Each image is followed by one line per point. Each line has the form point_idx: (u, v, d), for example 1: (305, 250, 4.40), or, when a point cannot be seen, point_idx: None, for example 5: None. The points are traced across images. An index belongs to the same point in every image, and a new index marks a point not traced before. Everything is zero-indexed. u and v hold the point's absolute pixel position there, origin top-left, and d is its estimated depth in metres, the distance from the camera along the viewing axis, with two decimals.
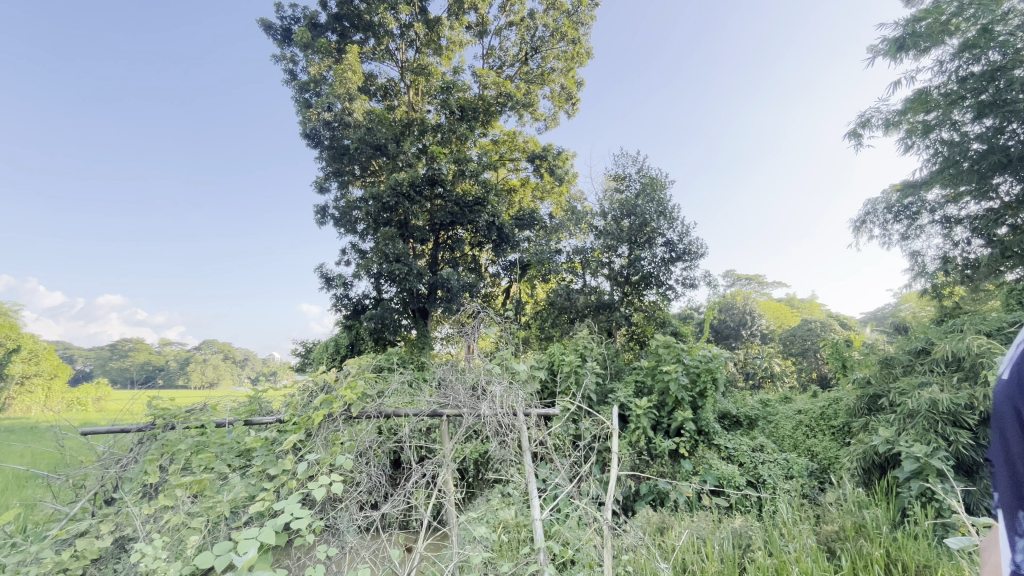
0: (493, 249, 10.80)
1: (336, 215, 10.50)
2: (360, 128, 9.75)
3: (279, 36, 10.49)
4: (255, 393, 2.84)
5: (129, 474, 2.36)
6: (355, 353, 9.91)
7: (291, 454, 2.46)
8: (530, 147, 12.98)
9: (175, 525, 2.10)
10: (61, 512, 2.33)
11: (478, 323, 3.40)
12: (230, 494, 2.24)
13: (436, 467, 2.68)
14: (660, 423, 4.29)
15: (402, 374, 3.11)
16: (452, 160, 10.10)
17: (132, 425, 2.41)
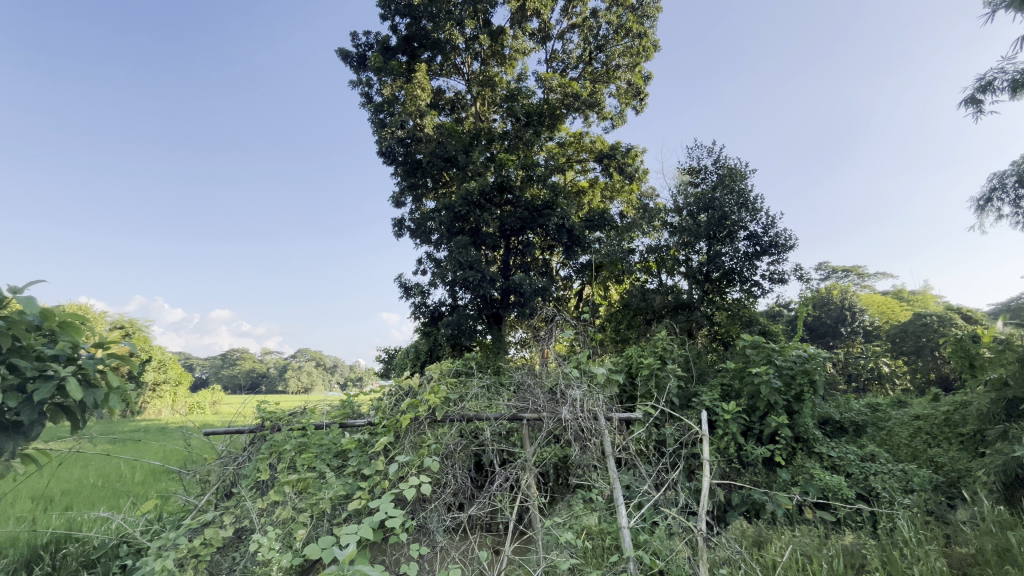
0: (564, 251, 10.74)
1: (412, 227, 11.00)
2: (432, 143, 10.17)
3: (355, 63, 11.23)
4: (348, 397, 3.03)
5: (245, 471, 2.59)
6: (434, 358, 10.24)
7: (382, 455, 2.59)
8: (598, 147, 12.80)
9: (286, 518, 2.30)
10: (192, 505, 2.61)
11: (553, 327, 3.43)
12: (330, 492, 2.40)
13: (519, 471, 2.74)
14: (752, 428, 4.00)
15: (481, 380, 3.17)
16: (520, 166, 10.24)
17: (245, 427, 2.69)
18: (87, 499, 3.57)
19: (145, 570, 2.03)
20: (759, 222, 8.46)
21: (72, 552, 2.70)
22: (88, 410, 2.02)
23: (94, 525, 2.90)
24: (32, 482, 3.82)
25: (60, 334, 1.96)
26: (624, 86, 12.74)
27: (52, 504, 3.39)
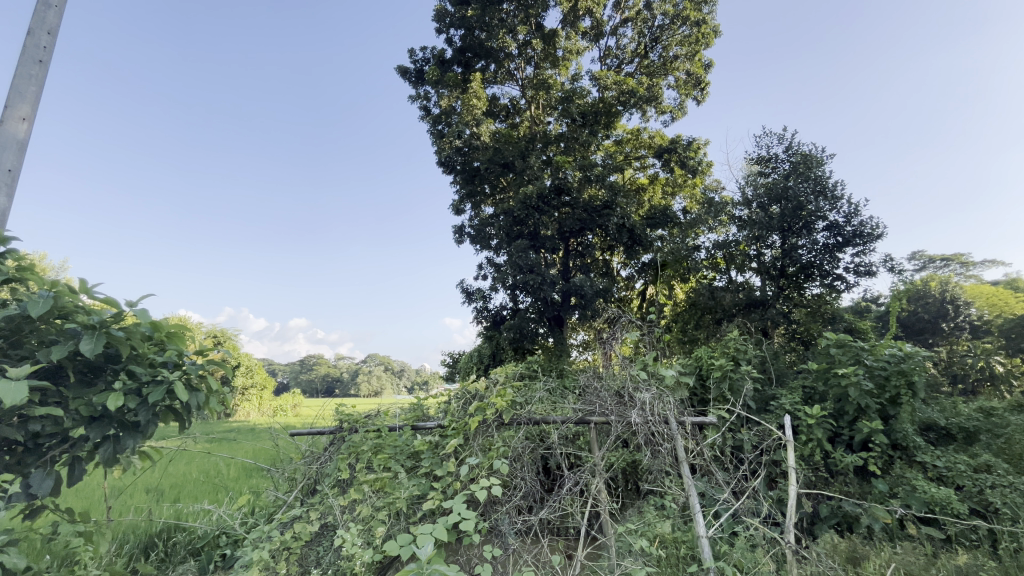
0: (625, 251, 10.55)
1: (472, 233, 11.22)
2: (489, 150, 10.34)
3: (413, 78, 11.67)
4: (418, 400, 3.13)
5: (326, 470, 2.75)
6: (497, 362, 10.34)
7: (453, 458, 2.66)
8: (657, 142, 12.43)
9: (366, 516, 2.42)
10: (281, 500, 2.80)
11: (617, 328, 3.35)
12: (405, 492, 2.50)
13: (588, 476, 2.71)
14: (840, 434, 3.69)
15: (546, 383, 3.16)
16: (577, 168, 10.12)
17: (326, 428, 2.85)
18: (191, 493, 3.95)
19: (244, 560, 2.20)
20: (840, 211, 7.82)
21: (180, 540, 3.00)
22: (192, 412, 2.24)
23: (198, 516, 3.20)
24: (146, 477, 4.28)
25: (168, 343, 2.19)
26: (683, 77, 12.28)
27: (164, 497, 3.78)
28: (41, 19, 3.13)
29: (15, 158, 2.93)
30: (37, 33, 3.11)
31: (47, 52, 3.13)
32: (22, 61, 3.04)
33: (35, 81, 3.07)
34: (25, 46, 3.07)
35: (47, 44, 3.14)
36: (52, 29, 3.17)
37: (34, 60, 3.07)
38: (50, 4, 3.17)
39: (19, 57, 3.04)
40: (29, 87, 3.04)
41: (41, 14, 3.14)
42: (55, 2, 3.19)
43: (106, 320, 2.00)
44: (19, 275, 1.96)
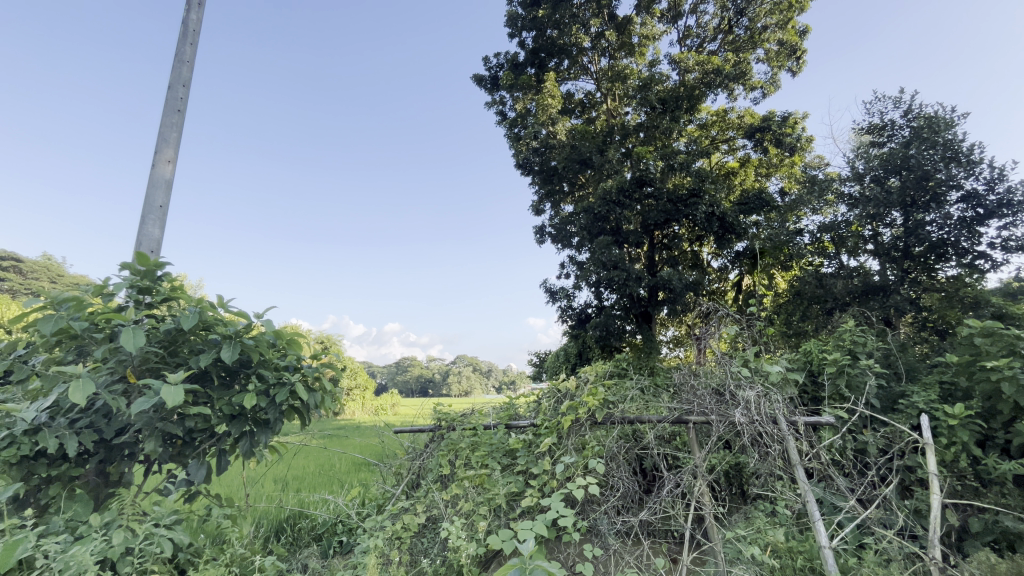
0: (716, 241, 9.97)
1: (553, 232, 11.26)
2: (566, 148, 10.26)
3: (489, 85, 11.96)
4: (510, 399, 3.19)
5: (428, 466, 2.89)
6: (584, 360, 10.26)
7: (548, 456, 2.68)
8: (747, 122, 11.58)
9: (468, 510, 2.52)
10: (390, 493, 3.00)
11: (713, 323, 3.14)
12: (502, 489, 2.58)
13: (689, 478, 2.60)
14: (992, 438, 3.18)
15: (637, 381, 3.06)
16: (659, 157, 9.71)
17: (425, 426, 3.00)
18: (311, 484, 4.38)
19: (362, 548, 2.38)
20: (979, 177, 6.70)
21: (305, 526, 3.35)
22: (311, 410, 2.49)
23: (318, 505, 3.54)
24: (274, 469, 4.81)
25: (289, 349, 2.45)
26: (774, 48, 11.33)
27: (289, 487, 4.23)
28: (177, 73, 3.66)
29: (164, 195, 3.46)
30: (175, 87, 3.64)
31: (184, 101, 3.66)
32: (165, 111, 3.58)
33: (177, 128, 3.60)
34: (167, 99, 3.61)
35: (184, 96, 3.67)
36: (186, 81, 3.70)
37: (175, 110, 3.60)
38: (183, 60, 3.70)
39: (163, 109, 3.58)
40: (172, 133, 3.57)
41: (177, 70, 3.68)
42: (188, 58, 3.72)
43: (240, 331, 2.30)
44: (173, 295, 2.31)
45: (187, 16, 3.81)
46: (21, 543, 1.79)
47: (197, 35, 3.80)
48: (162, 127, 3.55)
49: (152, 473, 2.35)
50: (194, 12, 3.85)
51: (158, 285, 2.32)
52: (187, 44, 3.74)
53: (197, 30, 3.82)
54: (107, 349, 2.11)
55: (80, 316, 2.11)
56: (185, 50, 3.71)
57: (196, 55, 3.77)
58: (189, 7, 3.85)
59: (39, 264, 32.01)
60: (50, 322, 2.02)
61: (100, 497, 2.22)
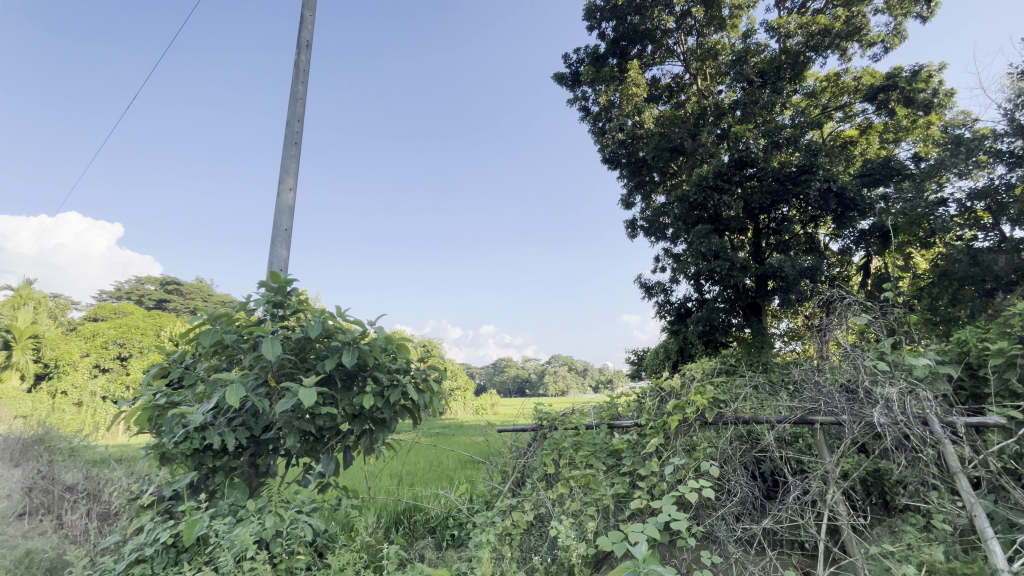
0: (834, 220, 8.95)
1: (645, 225, 10.87)
2: (654, 137, 9.83)
3: (570, 82, 11.87)
4: (610, 398, 3.12)
5: (533, 464, 2.93)
6: (686, 358, 9.78)
7: (655, 457, 2.58)
8: (865, 83, 10.25)
9: (577, 510, 2.52)
10: (497, 490, 3.07)
11: (838, 313, 2.79)
12: (609, 490, 2.54)
13: (820, 484, 2.36)
14: None
15: (751, 378, 2.83)
16: (760, 134, 8.90)
17: (528, 426, 3.04)
18: (424, 480, 4.66)
19: (476, 542, 2.45)
20: None
21: (420, 519, 3.57)
22: (421, 410, 2.66)
23: (431, 499, 3.75)
24: (392, 464, 5.20)
25: (399, 353, 2.64)
26: None
27: (404, 481, 4.54)
28: (293, 110, 4.12)
29: (288, 220, 3.90)
30: (292, 122, 4.11)
31: (300, 135, 4.11)
32: (286, 145, 4.05)
33: (295, 159, 4.05)
34: (286, 134, 4.08)
35: (300, 129, 4.12)
36: (300, 116, 4.14)
37: (293, 143, 4.06)
38: (297, 98, 4.15)
39: (284, 143, 4.05)
40: (292, 164, 4.02)
41: (293, 107, 4.14)
42: (301, 95, 4.17)
43: (357, 337, 2.52)
44: (301, 308, 2.59)
45: (298, 58, 4.27)
46: (198, 522, 2.14)
47: (307, 73, 4.24)
48: (283, 159, 4.01)
49: (292, 465, 2.67)
50: (303, 53, 4.31)
51: (289, 299, 2.62)
52: (299, 83, 4.20)
53: (306, 70, 4.27)
54: (252, 357, 2.43)
55: (230, 329, 2.46)
56: (298, 89, 4.17)
57: (307, 92, 4.21)
58: (298, 50, 4.31)
59: (195, 286, 37.87)
60: (208, 335, 2.38)
61: (253, 485, 2.56)
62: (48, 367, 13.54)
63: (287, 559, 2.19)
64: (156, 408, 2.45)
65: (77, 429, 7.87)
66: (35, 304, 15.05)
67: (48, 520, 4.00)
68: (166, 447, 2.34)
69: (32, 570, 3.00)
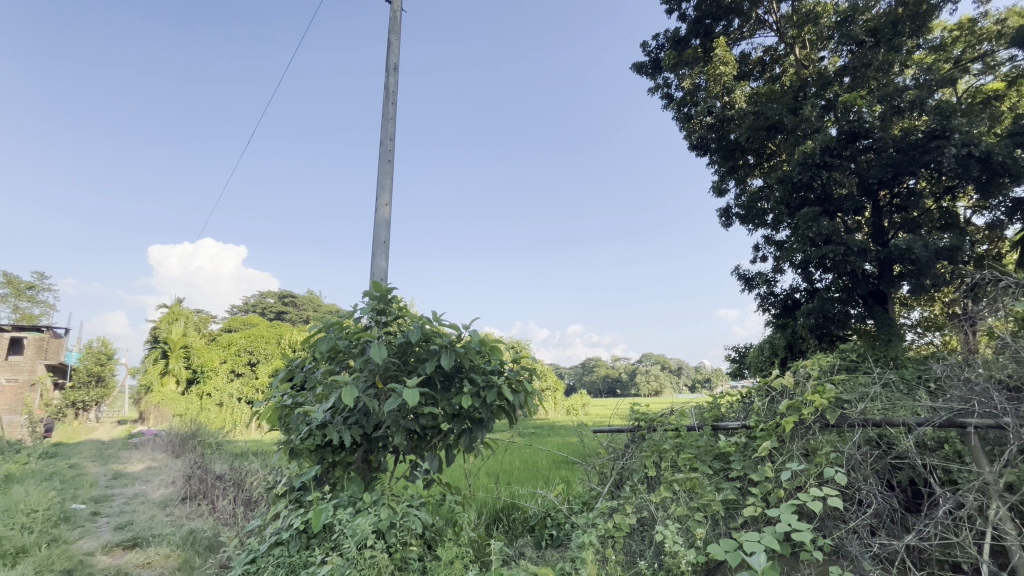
0: (977, 190, 7.70)
1: (741, 213, 10.14)
2: (747, 117, 9.14)
3: (651, 70, 11.44)
4: (712, 398, 2.94)
5: (632, 466, 2.84)
6: (796, 354, 8.93)
7: (769, 461, 2.38)
8: (1013, 25, 8.77)
9: (683, 515, 2.42)
10: (596, 492, 3.04)
11: (992, 298, 2.39)
12: (718, 495, 2.39)
13: (978, 499, 2.04)
14: None
15: (880, 375, 2.52)
16: (876, 99, 7.89)
17: (625, 426, 2.96)
18: (521, 479, 4.72)
19: (578, 543, 2.44)
20: None
21: (519, 517, 3.62)
22: (517, 410, 2.72)
23: (529, 499, 3.78)
24: (489, 463, 5.34)
25: (494, 355, 2.71)
26: None
27: (502, 480, 4.65)
28: (385, 130, 4.42)
29: (386, 232, 4.18)
30: (385, 141, 4.40)
31: (392, 152, 4.39)
32: (380, 163, 4.35)
33: (389, 175, 4.33)
34: (380, 153, 4.38)
35: (392, 147, 4.41)
36: (391, 134, 4.43)
37: (386, 160, 4.35)
38: (388, 118, 4.44)
39: (378, 161, 4.36)
40: (387, 180, 4.31)
41: (384, 127, 4.43)
42: (391, 115, 4.46)
43: (454, 341, 2.63)
44: (401, 315, 2.76)
45: (387, 81, 4.57)
46: (324, 511, 2.36)
47: (395, 94, 4.53)
48: (379, 176, 4.32)
49: (400, 461, 2.85)
50: (392, 76, 4.60)
51: (390, 306, 2.81)
52: (389, 104, 4.49)
53: (395, 91, 4.56)
54: (361, 361, 2.63)
55: (342, 335, 2.69)
56: (388, 109, 4.46)
57: (396, 111, 4.49)
58: (387, 73, 4.62)
59: (308, 298, 41.92)
60: (324, 341, 2.63)
61: (367, 479, 2.77)
62: (197, 373, 15.76)
63: (401, 549, 2.34)
64: (285, 407, 2.76)
65: (221, 427, 9.05)
66: (186, 319, 17.62)
67: (204, 505, 4.66)
68: (296, 443, 2.62)
69: (196, 547, 3.58)
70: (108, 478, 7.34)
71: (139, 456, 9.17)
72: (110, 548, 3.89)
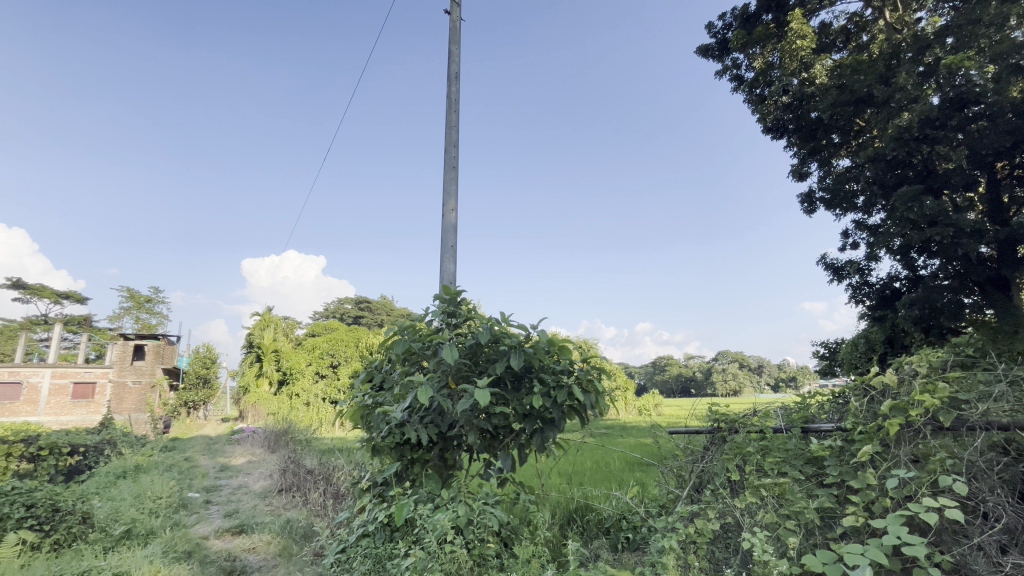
0: None
1: (826, 197, 9.35)
2: (830, 92, 8.41)
3: (717, 52, 10.87)
4: (801, 398, 2.73)
5: (713, 469, 2.71)
6: (898, 349, 8.07)
7: (870, 467, 2.17)
8: None
9: (773, 522, 2.27)
10: (675, 495, 2.93)
11: None
12: (813, 503, 2.22)
13: None
14: None
15: (1005, 372, 2.21)
16: (986, 58, 6.95)
17: (703, 427, 2.82)
18: (594, 480, 4.66)
19: (658, 547, 2.37)
20: None
21: (593, 519, 3.58)
22: (588, 410, 2.69)
23: (603, 501, 3.73)
24: (561, 463, 5.32)
25: (562, 355, 2.72)
26: None
27: (573, 480, 4.63)
28: (449, 138, 4.55)
29: (452, 236, 4.30)
30: (449, 148, 4.53)
31: (456, 158, 4.51)
32: (445, 170, 4.49)
33: (454, 181, 4.45)
34: (445, 160, 4.52)
35: (456, 153, 4.52)
36: (455, 141, 4.55)
37: (451, 167, 4.48)
38: (451, 125, 4.57)
39: (444, 168, 4.49)
40: (452, 186, 4.43)
41: (448, 135, 4.56)
42: (454, 123, 4.58)
43: (522, 341, 2.65)
44: (470, 317, 2.82)
45: (450, 90, 4.71)
46: (405, 506, 2.48)
47: (458, 102, 4.65)
48: (445, 183, 4.45)
49: (474, 460, 2.91)
50: (453, 84, 4.73)
51: (459, 308, 2.90)
52: (452, 113, 4.61)
53: (457, 98, 4.68)
54: (434, 362, 2.72)
55: (415, 338, 2.80)
56: (451, 117, 4.59)
57: (459, 118, 4.61)
58: (449, 82, 4.75)
59: (382, 303, 44.06)
60: (399, 343, 2.76)
61: (443, 476, 2.87)
62: (287, 375, 17.09)
63: (478, 546, 2.40)
64: (366, 407, 2.92)
65: (310, 425, 9.76)
66: (276, 325, 19.18)
67: (298, 496, 5.05)
68: (377, 441, 2.77)
69: (293, 535, 3.89)
70: (217, 470, 8.17)
71: (241, 451, 10.10)
72: (221, 533, 4.33)
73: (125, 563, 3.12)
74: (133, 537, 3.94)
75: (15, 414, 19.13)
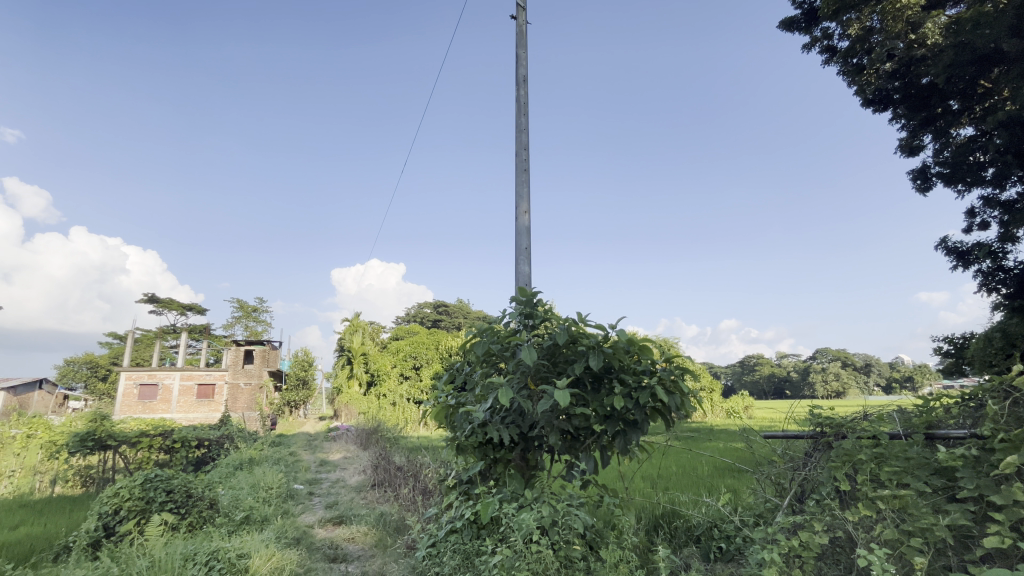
0: None
1: (943, 172, 8.23)
2: (945, 52, 7.36)
3: (804, 24, 9.99)
4: (922, 400, 2.44)
5: (818, 477, 2.49)
6: None
7: (1016, 480, 1.87)
8: None
9: (894, 538, 2.04)
10: (773, 504, 2.73)
11: None
12: (943, 518, 1.96)
13: None
14: None
15: None
16: None
17: (804, 432, 2.61)
18: (680, 485, 4.46)
19: (757, 558, 2.22)
20: None
21: (681, 525, 3.43)
22: (673, 412, 2.59)
23: (692, 508, 3.56)
24: (644, 467, 5.15)
25: (643, 355, 2.64)
26: None
27: (659, 484, 4.47)
28: (519, 141, 4.60)
29: (526, 239, 4.34)
30: (520, 152, 4.58)
31: (527, 161, 4.55)
32: (517, 173, 4.54)
33: (526, 184, 4.49)
34: (516, 163, 4.57)
35: (527, 156, 4.56)
36: (525, 144, 4.59)
37: (522, 170, 4.52)
38: (521, 129, 4.61)
39: (515, 171, 4.55)
40: (524, 189, 4.48)
41: (519, 138, 4.61)
42: (524, 126, 4.63)
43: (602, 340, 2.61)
44: (547, 318, 2.83)
45: (518, 93, 4.76)
46: (491, 504, 2.53)
47: (527, 105, 4.69)
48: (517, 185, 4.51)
49: (557, 461, 2.91)
50: (521, 87, 4.78)
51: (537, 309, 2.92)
52: (521, 116, 4.66)
53: (526, 101, 4.72)
54: (514, 364, 2.76)
55: (494, 340, 2.86)
56: (521, 121, 4.64)
57: (528, 121, 4.65)
58: (518, 86, 4.80)
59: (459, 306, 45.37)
60: (479, 345, 2.82)
61: (526, 476, 2.90)
62: (375, 376, 18.18)
63: (565, 547, 2.39)
64: (449, 407, 3.02)
65: (397, 423, 10.31)
66: (364, 330, 20.47)
67: (389, 491, 5.35)
68: (461, 440, 2.85)
69: (387, 527, 4.12)
70: (317, 464, 8.89)
71: (337, 447, 10.90)
72: (324, 523, 4.70)
73: (245, 545, 3.48)
74: (251, 522, 4.40)
75: (154, 412, 22.19)
